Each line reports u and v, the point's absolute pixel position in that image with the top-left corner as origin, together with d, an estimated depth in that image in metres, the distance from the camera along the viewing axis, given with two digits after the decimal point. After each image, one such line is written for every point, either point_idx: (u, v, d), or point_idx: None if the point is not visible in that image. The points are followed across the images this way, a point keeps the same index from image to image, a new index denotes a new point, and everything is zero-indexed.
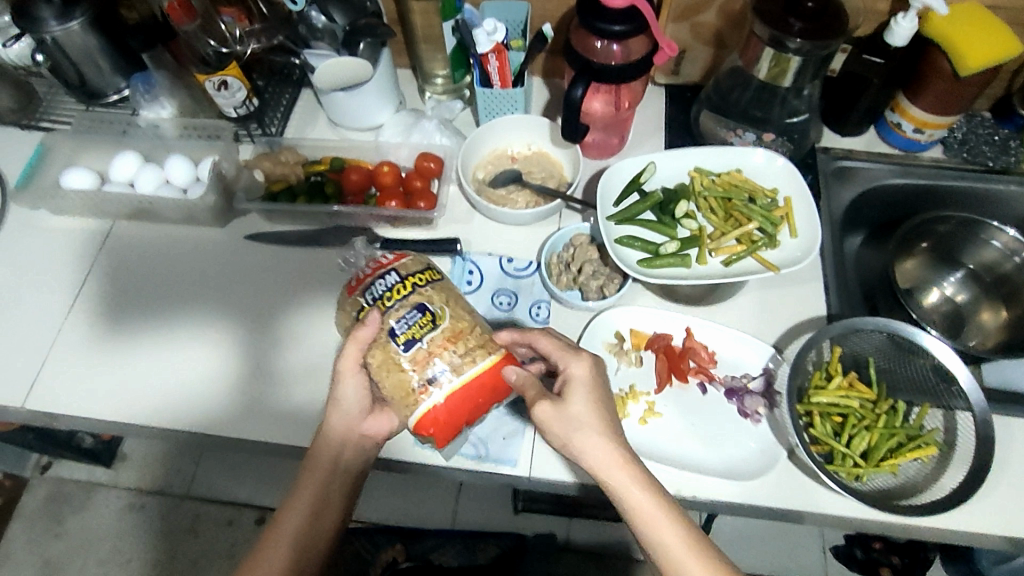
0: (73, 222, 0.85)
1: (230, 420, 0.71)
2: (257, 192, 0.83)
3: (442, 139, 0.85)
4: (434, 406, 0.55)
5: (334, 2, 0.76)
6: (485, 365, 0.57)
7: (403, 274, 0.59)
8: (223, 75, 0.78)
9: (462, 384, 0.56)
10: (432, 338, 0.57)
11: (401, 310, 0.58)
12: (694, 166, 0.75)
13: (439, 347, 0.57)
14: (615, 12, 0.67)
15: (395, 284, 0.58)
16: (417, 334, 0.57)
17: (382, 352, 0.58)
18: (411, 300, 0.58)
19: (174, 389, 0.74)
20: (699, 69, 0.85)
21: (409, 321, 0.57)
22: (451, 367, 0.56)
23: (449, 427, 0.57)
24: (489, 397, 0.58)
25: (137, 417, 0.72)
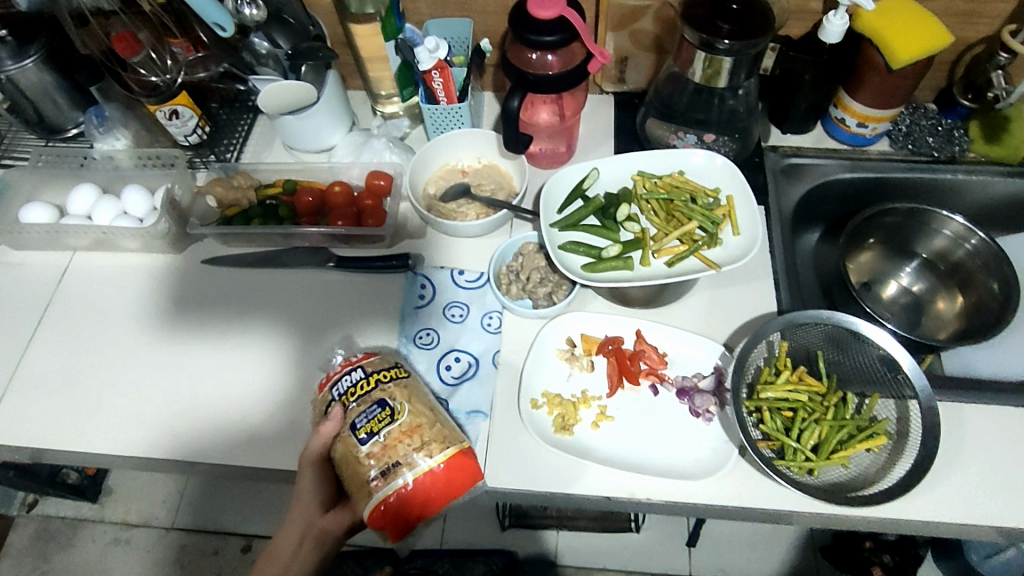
0: (35, 255, 0.86)
1: (219, 432, 0.72)
2: (212, 219, 0.84)
3: (391, 156, 0.86)
4: (383, 500, 0.56)
5: (277, 27, 0.76)
6: (441, 461, 0.57)
7: (368, 370, 0.61)
8: (173, 105, 0.80)
9: (416, 480, 0.56)
10: (388, 432, 0.57)
11: (362, 406, 0.59)
12: (636, 170, 0.76)
13: (394, 441, 0.57)
14: (544, 24, 0.68)
15: (359, 380, 0.60)
16: (375, 427, 0.58)
17: (343, 445, 0.59)
18: (372, 396, 0.60)
19: (163, 421, 0.73)
20: (643, 75, 0.87)
21: (368, 415, 0.59)
22: (406, 461, 0.56)
23: (399, 522, 0.57)
24: (442, 494, 0.57)
25: (109, 440, 0.72)
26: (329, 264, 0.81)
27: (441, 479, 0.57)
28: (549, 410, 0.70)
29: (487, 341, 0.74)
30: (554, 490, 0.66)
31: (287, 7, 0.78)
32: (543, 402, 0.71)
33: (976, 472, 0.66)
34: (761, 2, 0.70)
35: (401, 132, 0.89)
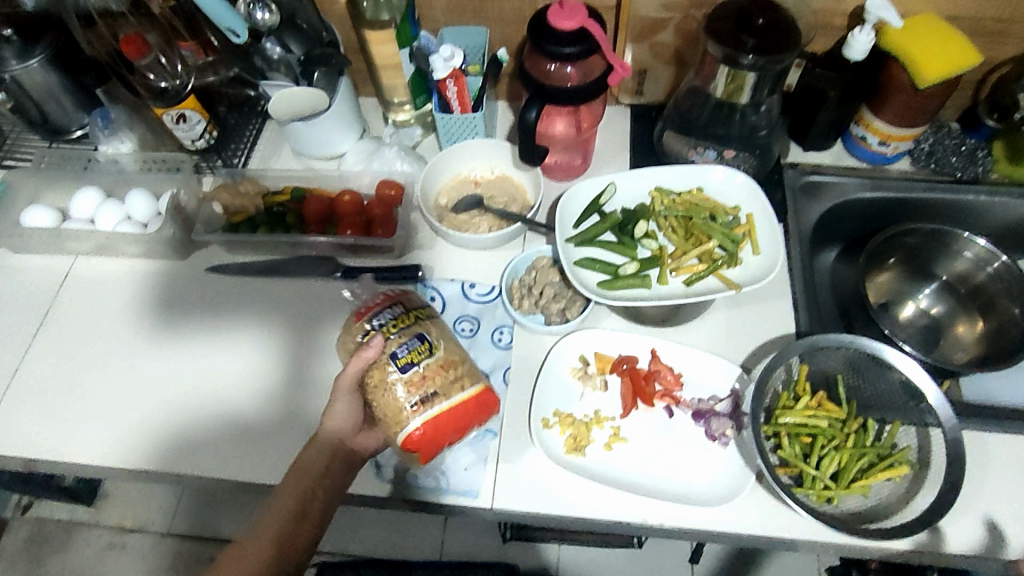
0: (36, 259, 0.85)
1: (219, 445, 0.70)
2: (215, 225, 0.81)
3: (402, 165, 0.83)
4: (418, 426, 0.57)
5: (289, 31, 0.75)
6: (474, 393, 0.59)
7: (406, 308, 0.62)
8: (180, 109, 0.77)
9: (450, 409, 0.58)
10: (428, 363, 0.59)
11: (402, 337, 0.60)
12: (655, 185, 0.74)
13: (433, 372, 0.59)
14: (565, 34, 0.66)
15: (400, 315, 0.61)
16: (415, 358, 0.59)
17: (378, 373, 0.59)
18: (412, 329, 0.60)
19: (162, 433, 0.71)
20: (662, 88, 0.85)
21: (409, 346, 0.59)
22: (441, 392, 0.58)
23: (432, 448, 0.58)
24: (472, 422, 0.59)
25: (108, 451, 0.70)
26: (336, 275, 0.79)
27: (471, 410, 0.59)
28: (560, 430, 0.68)
29: (498, 358, 0.72)
30: (564, 513, 0.64)
31: (301, 11, 0.75)
32: (555, 421, 0.69)
33: (996, 505, 0.64)
34: (787, 16, 0.68)
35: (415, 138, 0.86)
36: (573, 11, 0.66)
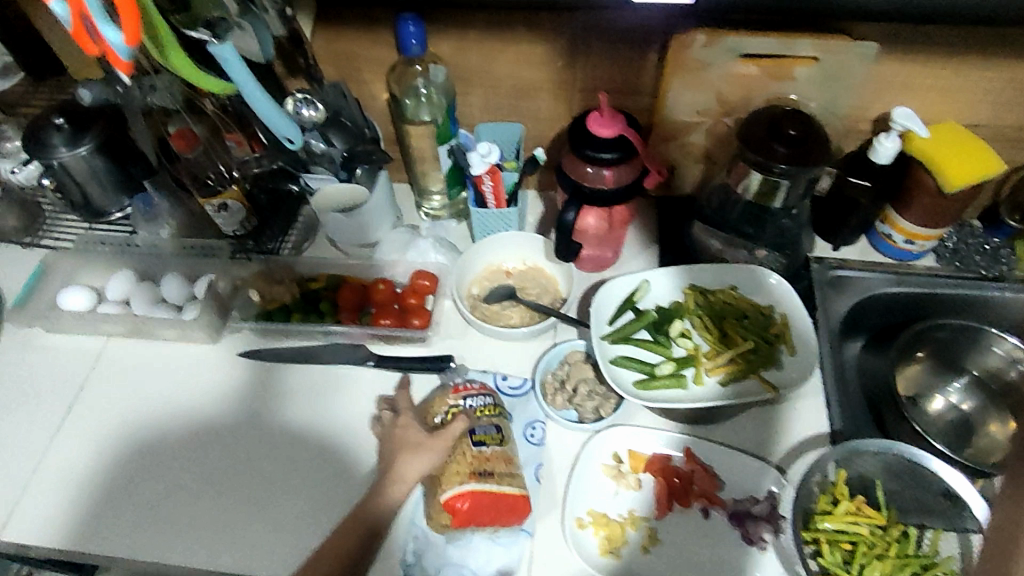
0: (66, 339, 0.85)
1: (245, 540, 0.69)
2: (251, 314, 0.82)
3: (436, 256, 0.84)
4: (461, 493, 0.63)
5: (333, 127, 0.77)
6: (513, 490, 0.65)
7: (493, 400, 0.72)
8: (222, 199, 0.81)
9: (495, 492, 0.64)
10: (494, 449, 0.67)
11: (483, 421, 0.69)
12: (687, 283, 0.75)
13: (495, 458, 0.66)
14: (604, 141, 0.68)
15: (487, 404, 0.71)
16: (485, 439, 0.67)
17: (450, 442, 0.67)
18: (492, 419, 0.70)
19: (188, 526, 0.70)
20: (689, 185, 0.87)
21: (484, 428, 0.68)
22: (495, 476, 0.65)
23: (469, 517, 0.63)
24: (506, 515, 0.64)
25: (134, 544, 0.69)
26: (368, 362, 0.79)
27: (510, 504, 0.64)
28: (595, 530, 0.67)
29: (530, 454, 0.71)
30: None
31: (346, 110, 0.78)
32: (589, 521, 0.68)
33: None
34: (818, 126, 0.70)
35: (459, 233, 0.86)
36: (613, 119, 0.69)
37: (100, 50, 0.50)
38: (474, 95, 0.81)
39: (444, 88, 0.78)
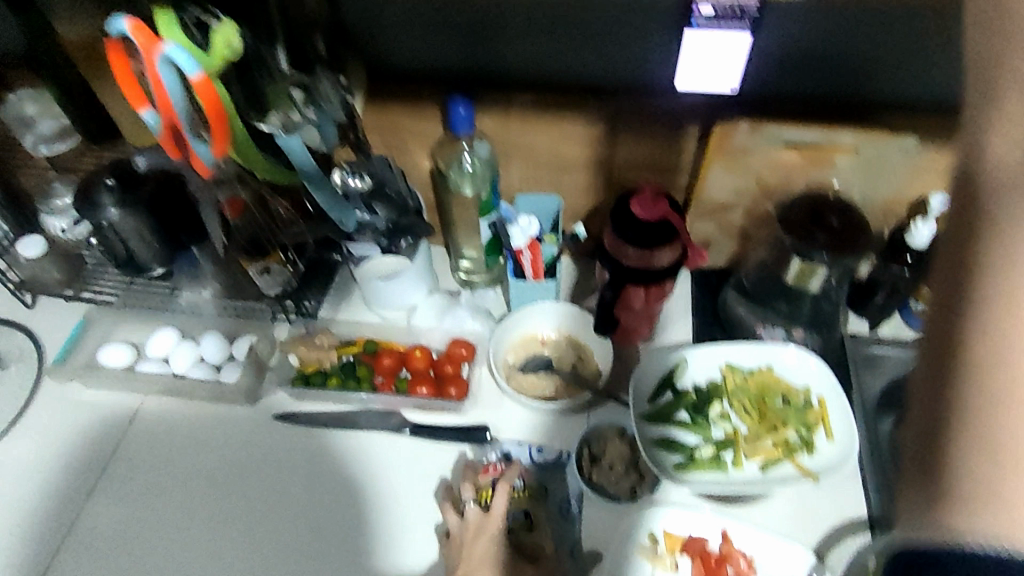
0: (104, 395, 0.86)
1: None
2: (289, 378, 0.83)
3: (474, 324, 0.85)
4: None
5: (379, 198, 0.79)
6: None
7: (524, 481, 0.74)
8: (266, 262, 0.81)
9: None
10: (521, 537, 0.70)
11: (512, 507, 0.72)
12: (724, 361, 0.75)
13: (522, 546, 0.70)
14: (645, 225, 0.70)
15: (517, 487, 0.73)
16: (513, 527, 0.71)
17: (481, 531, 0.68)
18: (522, 503, 0.72)
19: None
20: (725, 259, 0.88)
21: (513, 516, 0.71)
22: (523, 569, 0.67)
23: None
24: None
25: None
26: (404, 429, 0.79)
27: None
28: None
29: (566, 532, 0.72)
30: None
31: (391, 182, 0.79)
32: None
33: None
34: (858, 214, 0.73)
35: (495, 304, 0.87)
36: (655, 203, 0.70)
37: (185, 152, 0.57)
38: (514, 167, 0.83)
39: (488, 163, 0.80)
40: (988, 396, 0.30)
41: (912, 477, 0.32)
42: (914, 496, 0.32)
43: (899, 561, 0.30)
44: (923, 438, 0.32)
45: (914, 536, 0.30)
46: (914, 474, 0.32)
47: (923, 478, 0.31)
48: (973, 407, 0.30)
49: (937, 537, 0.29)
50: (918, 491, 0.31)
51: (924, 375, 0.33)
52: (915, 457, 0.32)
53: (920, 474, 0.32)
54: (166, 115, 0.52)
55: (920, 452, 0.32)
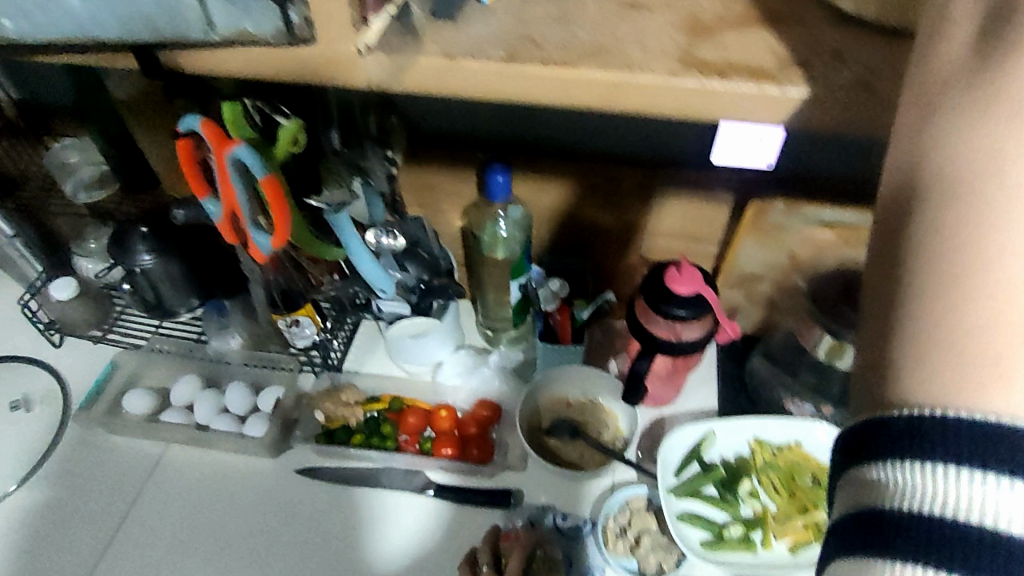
0: (126, 442, 0.85)
1: None
2: (314, 434, 0.83)
3: (500, 385, 0.85)
4: None
5: (410, 255, 0.80)
6: None
7: (546, 550, 0.72)
8: (296, 316, 0.79)
9: None
10: None
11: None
12: (752, 436, 0.76)
13: None
14: (680, 298, 0.70)
15: (538, 555, 0.71)
16: None
17: None
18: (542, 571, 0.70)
19: None
20: (751, 326, 0.88)
21: None
22: None
23: None
24: None
25: None
26: (427, 490, 0.78)
27: None
28: None
29: None
30: None
31: (423, 241, 0.81)
32: None
33: None
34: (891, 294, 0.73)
35: (520, 359, 0.87)
36: (689, 276, 0.70)
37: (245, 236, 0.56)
38: (545, 229, 0.84)
39: (520, 224, 0.80)
40: (956, 262, 0.26)
41: (866, 352, 0.29)
42: (871, 377, 0.29)
43: (852, 436, 0.29)
44: (879, 311, 0.29)
45: (868, 413, 0.28)
46: (865, 354, 0.29)
47: (876, 356, 0.28)
48: (935, 272, 0.27)
49: (889, 413, 0.27)
50: (869, 368, 0.29)
51: (882, 244, 0.29)
52: (869, 334, 0.29)
53: (872, 345, 0.29)
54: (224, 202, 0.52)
55: (873, 328, 0.29)
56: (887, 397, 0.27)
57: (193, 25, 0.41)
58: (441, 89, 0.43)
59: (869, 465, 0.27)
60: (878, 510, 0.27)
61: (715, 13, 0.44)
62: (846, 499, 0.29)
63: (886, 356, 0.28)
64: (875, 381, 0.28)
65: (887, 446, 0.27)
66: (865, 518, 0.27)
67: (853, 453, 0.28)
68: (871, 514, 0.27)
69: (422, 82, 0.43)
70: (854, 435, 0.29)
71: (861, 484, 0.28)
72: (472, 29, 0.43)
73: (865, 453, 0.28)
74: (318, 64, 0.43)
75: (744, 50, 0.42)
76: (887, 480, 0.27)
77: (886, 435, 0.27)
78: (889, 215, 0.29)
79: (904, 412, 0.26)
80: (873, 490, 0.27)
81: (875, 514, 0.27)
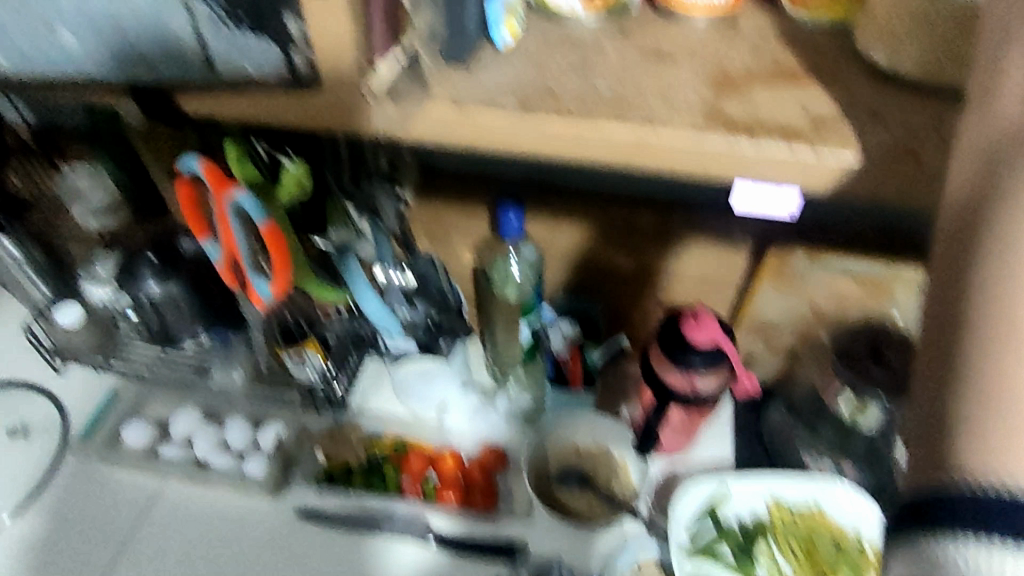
0: (124, 475, 0.82)
1: None
2: (314, 475, 0.80)
3: (508, 431, 0.82)
4: None
5: (420, 292, 0.78)
6: None
7: None
8: (302, 350, 0.77)
9: None
10: None
11: None
12: (770, 494, 0.73)
13: None
14: (697, 347, 0.67)
15: None
16: None
17: None
18: None
19: None
20: (770, 375, 0.85)
21: None
22: None
23: None
24: None
25: None
26: (429, 539, 0.75)
27: None
28: None
29: None
30: None
31: (433, 277, 0.79)
32: None
33: None
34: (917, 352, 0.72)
35: (527, 403, 0.82)
36: (707, 325, 0.68)
37: (244, 283, 0.55)
38: (560, 270, 0.82)
39: (534, 265, 0.78)
40: (1001, 329, 0.27)
41: (919, 412, 0.29)
42: (921, 443, 0.28)
43: (907, 505, 0.27)
44: (930, 376, 0.29)
45: (922, 483, 0.27)
46: (917, 428, 0.29)
47: (925, 432, 0.28)
48: (982, 337, 0.28)
49: (943, 483, 0.26)
50: (919, 431, 0.29)
51: (937, 306, 0.30)
52: (918, 408, 0.29)
53: (920, 423, 0.29)
54: (226, 246, 0.51)
55: (926, 392, 0.29)
56: (942, 463, 0.27)
57: (194, 64, 0.42)
58: (455, 138, 0.44)
59: (924, 535, 0.26)
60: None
61: (743, 65, 0.44)
62: (900, 569, 0.27)
63: (937, 428, 0.28)
64: (928, 445, 0.28)
65: (946, 513, 0.26)
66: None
67: (907, 521, 0.27)
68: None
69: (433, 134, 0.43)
70: (907, 502, 0.28)
71: (914, 555, 0.26)
72: (488, 76, 0.43)
73: (921, 521, 0.26)
74: (329, 115, 0.43)
75: (776, 108, 0.41)
76: (943, 550, 0.25)
77: (944, 502, 0.26)
78: (933, 300, 0.30)
79: (960, 482, 0.26)
80: (928, 561, 0.25)
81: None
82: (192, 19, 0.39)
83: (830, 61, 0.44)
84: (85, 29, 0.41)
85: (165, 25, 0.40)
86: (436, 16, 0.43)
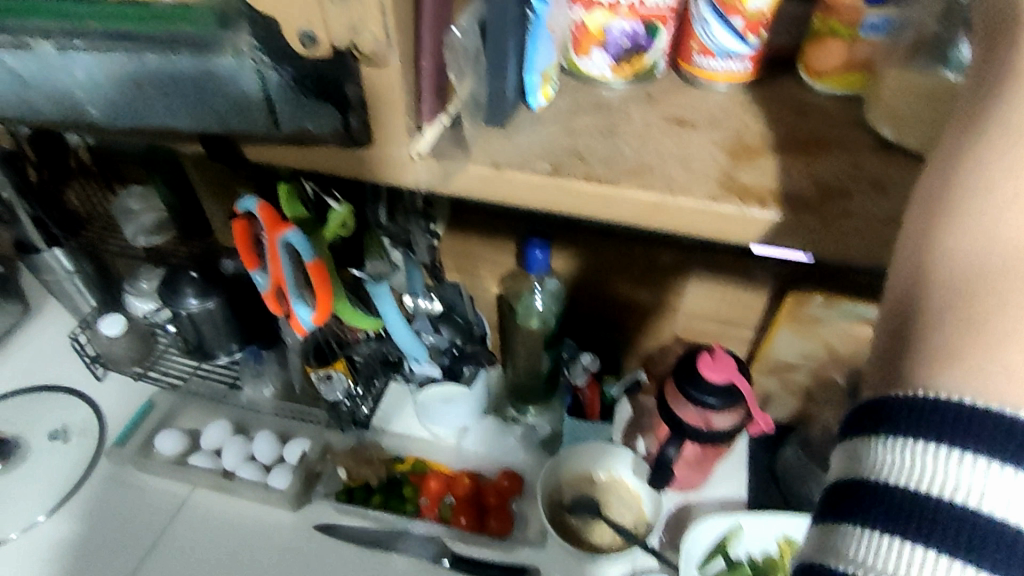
0: (154, 482, 0.86)
1: None
2: (336, 491, 0.83)
3: (523, 458, 0.85)
4: None
5: (447, 321, 0.82)
6: None
7: None
8: (329, 370, 0.80)
9: None
10: None
11: None
12: (781, 534, 0.74)
13: None
14: (710, 385, 0.69)
15: None
16: None
17: None
18: None
19: None
20: (786, 415, 0.86)
21: None
22: None
23: None
24: None
25: None
26: (442, 560, 0.77)
27: None
28: None
29: None
30: None
31: (459, 307, 0.82)
32: None
33: None
34: None
35: (547, 432, 0.86)
36: (723, 363, 0.70)
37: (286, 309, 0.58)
38: (581, 304, 0.85)
39: (556, 296, 0.81)
40: (970, 255, 0.26)
41: (884, 359, 0.28)
42: (883, 372, 0.28)
43: (859, 412, 0.28)
44: (898, 318, 0.28)
45: (881, 393, 0.27)
46: (872, 377, 0.29)
47: (891, 363, 0.28)
48: (952, 266, 0.27)
49: (901, 394, 0.26)
50: (885, 372, 0.28)
51: (903, 250, 0.29)
52: (877, 361, 0.29)
53: (887, 358, 0.28)
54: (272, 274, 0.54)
55: (893, 339, 0.28)
56: (902, 379, 0.26)
57: (259, 120, 0.43)
58: (487, 194, 0.47)
59: (865, 439, 0.27)
60: (857, 486, 0.26)
61: (759, 134, 0.47)
62: (839, 467, 0.28)
63: (893, 372, 0.27)
64: (893, 376, 0.27)
65: (892, 423, 0.26)
66: (849, 485, 0.27)
67: (857, 426, 0.28)
68: (855, 483, 0.27)
69: (467, 187, 0.47)
70: (862, 410, 0.28)
71: (855, 456, 0.27)
72: (522, 137, 0.47)
73: (865, 425, 0.27)
74: (372, 159, 0.46)
75: (790, 172, 0.44)
76: (879, 455, 0.26)
77: (891, 412, 0.26)
78: (896, 288, 0.29)
79: (921, 396, 0.25)
80: (864, 459, 0.27)
81: (857, 484, 0.27)
82: (264, 84, 0.41)
83: (842, 131, 0.47)
84: (153, 84, 0.41)
85: (237, 88, 0.41)
86: (477, 85, 0.47)
